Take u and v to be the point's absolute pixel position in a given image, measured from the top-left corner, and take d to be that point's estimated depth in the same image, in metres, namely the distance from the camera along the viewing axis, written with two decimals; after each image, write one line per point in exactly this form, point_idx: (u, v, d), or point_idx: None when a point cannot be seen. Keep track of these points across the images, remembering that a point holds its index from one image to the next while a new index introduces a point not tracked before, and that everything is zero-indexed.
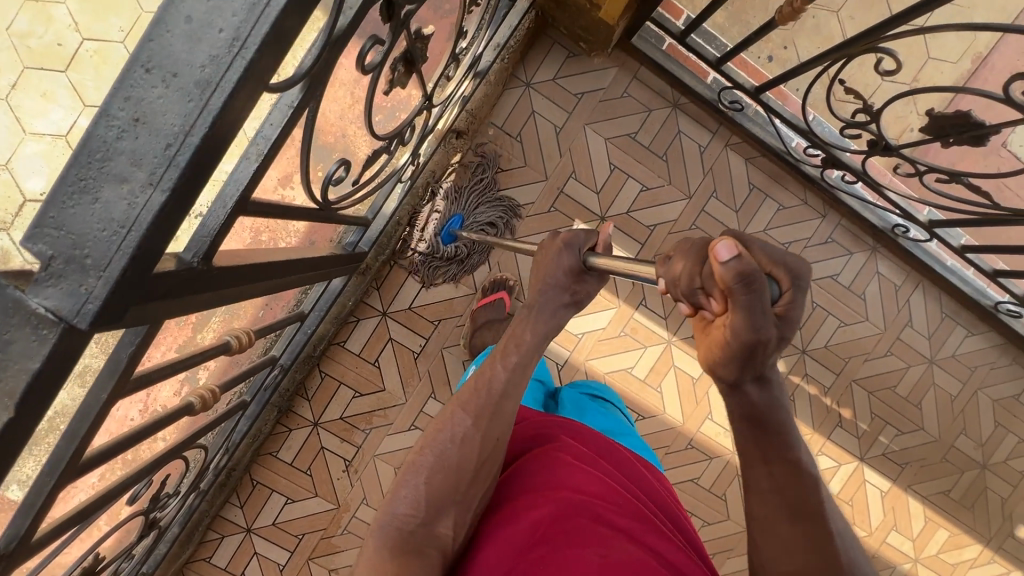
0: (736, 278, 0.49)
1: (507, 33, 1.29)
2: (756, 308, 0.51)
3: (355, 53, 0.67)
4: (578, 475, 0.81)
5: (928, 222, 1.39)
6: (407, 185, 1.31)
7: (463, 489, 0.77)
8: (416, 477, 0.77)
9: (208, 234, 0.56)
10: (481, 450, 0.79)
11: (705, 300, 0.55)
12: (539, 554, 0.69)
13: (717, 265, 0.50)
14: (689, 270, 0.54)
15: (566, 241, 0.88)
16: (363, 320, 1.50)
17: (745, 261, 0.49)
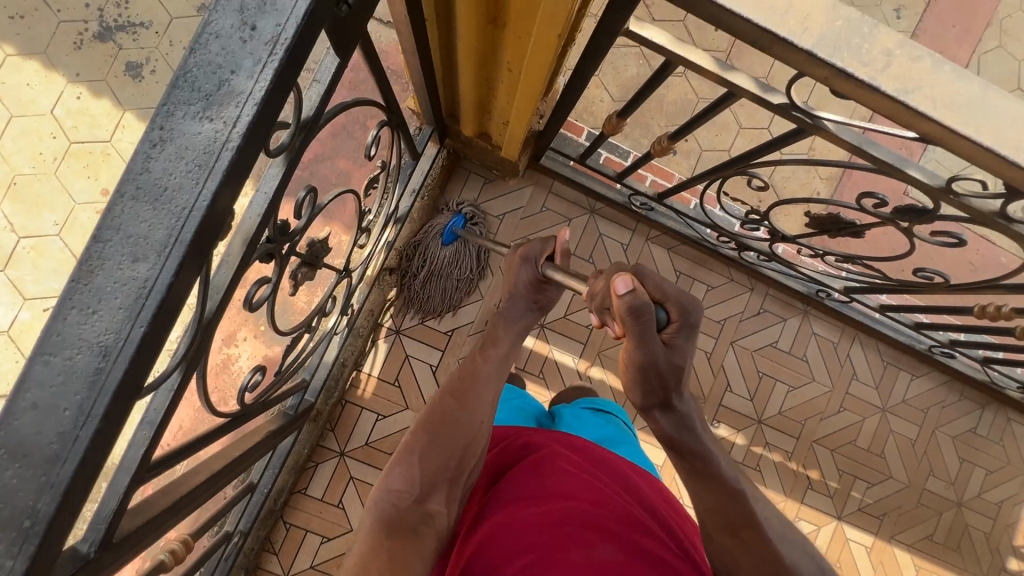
0: (629, 306, 0.72)
1: (421, 178, 1.38)
2: (645, 329, 0.74)
3: (241, 295, 0.72)
4: (568, 481, 0.81)
5: (844, 289, 1.46)
6: (346, 332, 1.36)
7: (452, 469, 0.82)
8: (409, 459, 0.81)
9: (104, 520, 0.58)
10: (468, 432, 0.86)
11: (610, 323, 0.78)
12: (525, 559, 0.69)
13: (618, 297, 0.72)
14: (602, 298, 0.78)
15: (523, 255, 1.02)
16: (321, 463, 1.50)
17: (637, 293, 0.71)
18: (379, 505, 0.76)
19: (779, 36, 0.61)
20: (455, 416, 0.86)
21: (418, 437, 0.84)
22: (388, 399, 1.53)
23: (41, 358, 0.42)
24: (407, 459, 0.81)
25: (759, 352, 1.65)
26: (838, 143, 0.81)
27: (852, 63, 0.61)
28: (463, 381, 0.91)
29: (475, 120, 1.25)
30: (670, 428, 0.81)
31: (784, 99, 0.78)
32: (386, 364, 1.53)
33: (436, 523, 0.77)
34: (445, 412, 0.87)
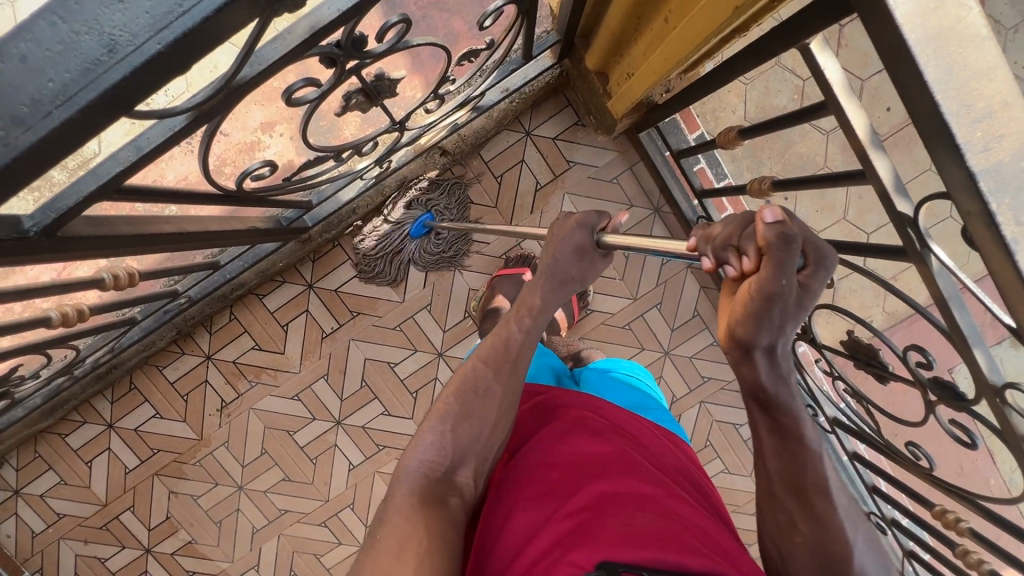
0: (779, 241, 0.48)
1: (520, 81, 1.30)
2: (786, 269, 0.49)
3: (286, 84, 0.68)
4: (583, 441, 0.71)
5: (832, 419, 1.40)
6: (372, 182, 1.32)
7: (485, 445, 0.70)
8: (445, 430, 0.69)
9: (55, 211, 0.57)
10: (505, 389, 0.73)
11: (730, 259, 0.53)
12: (557, 522, 0.59)
13: (760, 225, 0.49)
14: (733, 226, 0.53)
15: (579, 219, 0.79)
16: (288, 283, 1.52)
17: (792, 226, 0.48)
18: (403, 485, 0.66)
19: (954, 142, 0.53)
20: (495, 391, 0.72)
21: (446, 417, 0.70)
22: None
23: (47, 15, 0.37)
24: (439, 438, 0.68)
25: (720, 424, 1.62)
26: (929, 286, 0.73)
27: (1005, 215, 0.52)
28: (496, 345, 0.76)
29: (603, 55, 1.15)
30: (765, 378, 0.56)
31: (909, 210, 0.69)
32: None
33: (465, 492, 0.68)
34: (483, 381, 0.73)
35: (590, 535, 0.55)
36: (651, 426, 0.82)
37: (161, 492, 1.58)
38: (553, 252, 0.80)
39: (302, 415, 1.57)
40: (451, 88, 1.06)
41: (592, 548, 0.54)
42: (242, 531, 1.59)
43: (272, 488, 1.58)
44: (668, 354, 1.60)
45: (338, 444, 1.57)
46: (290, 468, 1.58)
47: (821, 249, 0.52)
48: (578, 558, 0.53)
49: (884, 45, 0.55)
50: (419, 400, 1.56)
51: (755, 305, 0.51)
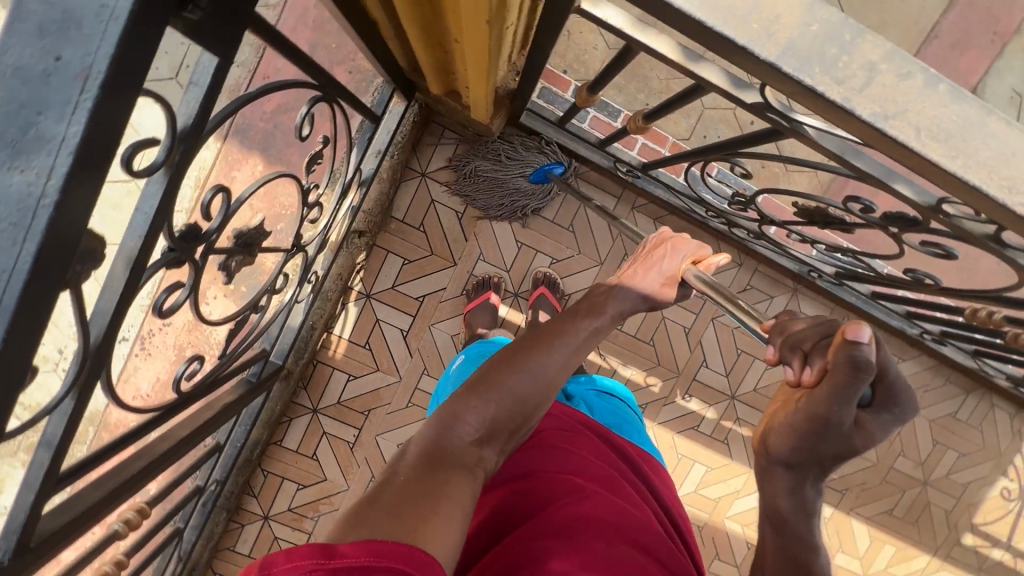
0: (847, 364, 0.49)
1: (387, 137, 1.30)
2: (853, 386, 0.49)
3: (151, 301, 0.68)
4: (581, 466, 0.74)
5: (834, 273, 1.40)
6: (311, 298, 1.34)
7: (521, 419, 0.70)
8: (512, 364, 0.72)
9: (13, 533, 0.60)
10: (564, 363, 0.75)
11: (795, 362, 0.56)
12: (545, 530, 0.61)
13: (842, 336, 0.50)
14: (814, 331, 0.56)
15: (675, 244, 0.88)
16: (295, 418, 1.56)
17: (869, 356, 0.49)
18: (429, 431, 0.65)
19: (737, 44, 0.51)
20: (568, 362, 0.76)
21: (535, 353, 0.73)
22: (358, 361, 1.54)
23: None
24: (489, 375, 0.70)
25: (739, 329, 1.61)
26: (819, 151, 0.71)
27: (823, 80, 0.51)
28: (553, 329, 0.77)
29: (439, 78, 1.14)
30: (786, 506, 0.57)
31: (758, 97, 0.67)
32: (357, 328, 1.53)
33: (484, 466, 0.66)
34: (570, 341, 0.77)
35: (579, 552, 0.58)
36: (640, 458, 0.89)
37: None
38: (650, 268, 0.88)
39: None
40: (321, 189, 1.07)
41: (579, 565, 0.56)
42: None
43: None
44: None
45: None
46: None
47: (894, 388, 0.53)
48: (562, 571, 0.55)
49: None
50: None
51: (799, 422, 0.53)
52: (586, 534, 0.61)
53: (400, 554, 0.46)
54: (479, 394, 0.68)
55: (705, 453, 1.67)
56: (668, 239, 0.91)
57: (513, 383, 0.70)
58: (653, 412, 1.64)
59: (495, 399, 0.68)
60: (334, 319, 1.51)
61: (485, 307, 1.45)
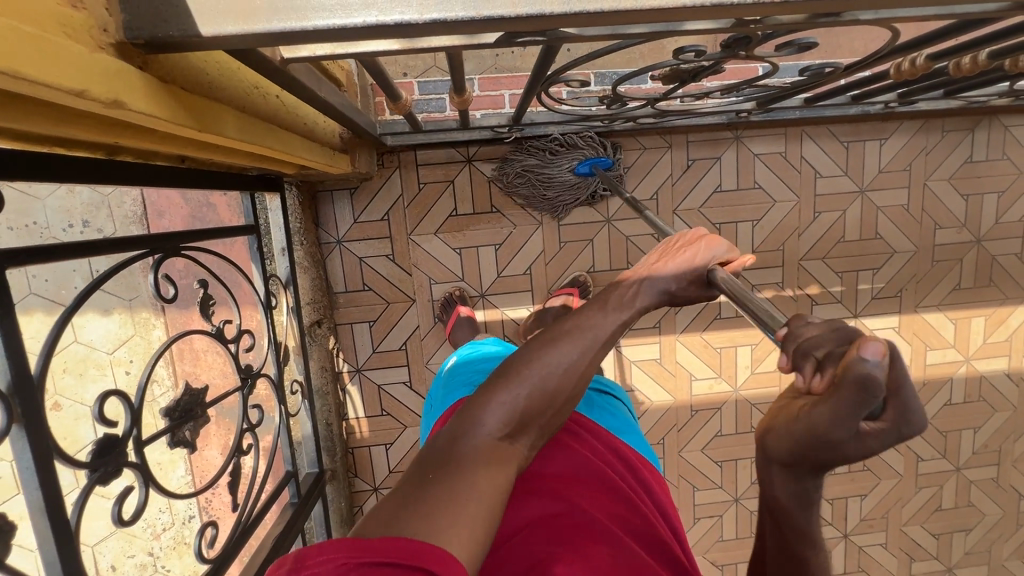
0: (851, 384, 0.38)
1: (282, 232, 1.31)
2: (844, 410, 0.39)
3: (111, 515, 0.73)
4: (588, 461, 0.75)
5: (756, 104, 1.28)
6: (306, 404, 1.38)
7: (550, 419, 0.66)
8: (540, 353, 0.67)
9: None
10: (593, 356, 0.68)
11: (803, 369, 0.43)
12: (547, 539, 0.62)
13: (851, 349, 0.38)
14: (833, 335, 0.42)
15: (708, 241, 0.76)
16: (365, 504, 1.63)
17: (879, 378, 0.37)
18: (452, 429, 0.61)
19: (391, 25, 0.49)
20: (596, 356, 0.69)
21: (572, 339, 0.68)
22: (386, 429, 1.59)
23: None
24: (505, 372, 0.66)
25: (705, 206, 1.53)
26: (593, 40, 0.65)
27: (488, 5, 0.50)
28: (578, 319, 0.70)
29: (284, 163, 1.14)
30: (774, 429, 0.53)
31: (496, 33, 0.63)
32: (367, 403, 1.57)
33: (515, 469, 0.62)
34: (598, 332, 0.69)
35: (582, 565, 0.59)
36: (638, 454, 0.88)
37: None
38: (681, 258, 0.76)
39: None
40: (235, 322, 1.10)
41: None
42: None
43: None
44: (613, 219, 1.52)
45: None
46: None
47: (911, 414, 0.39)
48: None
49: (271, 39, 0.50)
50: None
51: (800, 434, 0.44)
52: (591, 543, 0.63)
53: (426, 554, 0.46)
54: (510, 385, 0.64)
55: (742, 334, 1.61)
56: (699, 237, 0.79)
57: (543, 377, 0.65)
58: (670, 326, 1.59)
59: (527, 392, 0.64)
60: (345, 404, 1.57)
61: (460, 322, 1.44)
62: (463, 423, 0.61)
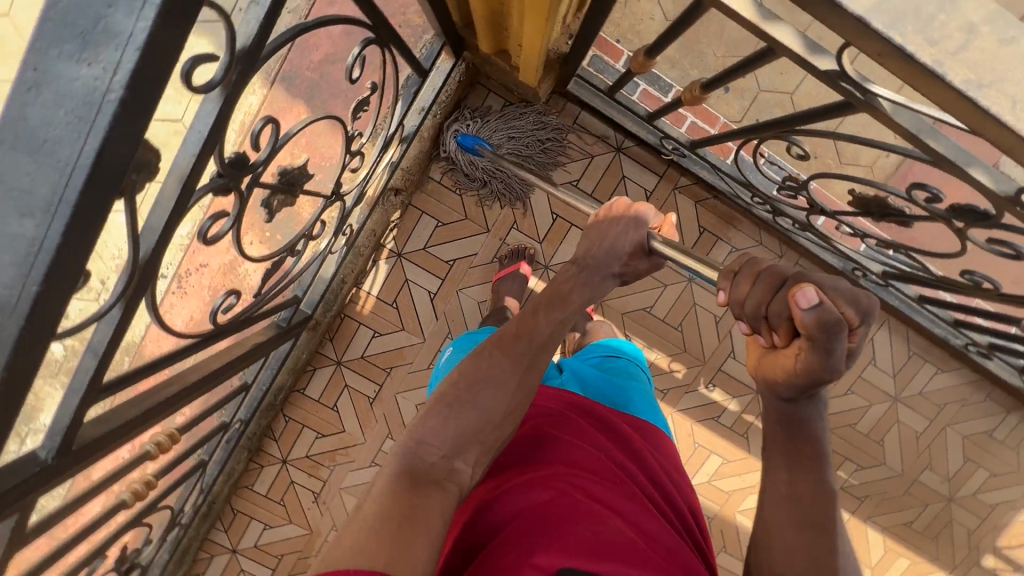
0: (819, 325, 0.52)
1: (431, 93, 1.28)
2: (824, 350, 0.54)
3: (196, 226, 0.70)
4: (573, 447, 0.76)
5: (883, 273, 1.33)
6: (343, 251, 1.35)
7: (490, 432, 0.72)
8: (483, 364, 0.75)
9: (59, 431, 0.64)
10: (524, 368, 0.78)
11: (762, 330, 0.59)
12: (526, 522, 0.63)
13: (798, 310, 0.53)
14: (766, 292, 0.57)
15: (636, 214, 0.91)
16: (319, 368, 1.59)
17: (830, 312, 0.52)
18: (402, 457, 0.66)
19: None
20: (529, 362, 0.79)
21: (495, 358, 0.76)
22: (385, 319, 1.56)
23: None
24: (460, 386, 0.74)
25: None
26: (891, 128, 0.67)
27: None
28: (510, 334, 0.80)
29: (491, 34, 1.15)
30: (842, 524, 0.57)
31: (833, 65, 0.64)
32: (386, 286, 1.54)
33: (462, 483, 0.68)
34: (535, 335, 0.80)
35: (562, 537, 0.60)
36: (639, 430, 0.89)
37: None
38: (603, 240, 0.93)
39: None
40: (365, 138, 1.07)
41: (561, 553, 0.59)
42: None
43: None
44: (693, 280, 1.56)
45: None
46: None
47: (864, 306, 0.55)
48: (542, 562, 0.57)
49: None
50: None
51: (802, 379, 0.58)
52: (566, 521, 0.62)
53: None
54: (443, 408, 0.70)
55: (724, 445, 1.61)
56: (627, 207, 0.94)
57: (475, 393, 0.72)
58: (672, 399, 1.61)
59: (457, 416, 0.70)
60: (366, 275, 1.53)
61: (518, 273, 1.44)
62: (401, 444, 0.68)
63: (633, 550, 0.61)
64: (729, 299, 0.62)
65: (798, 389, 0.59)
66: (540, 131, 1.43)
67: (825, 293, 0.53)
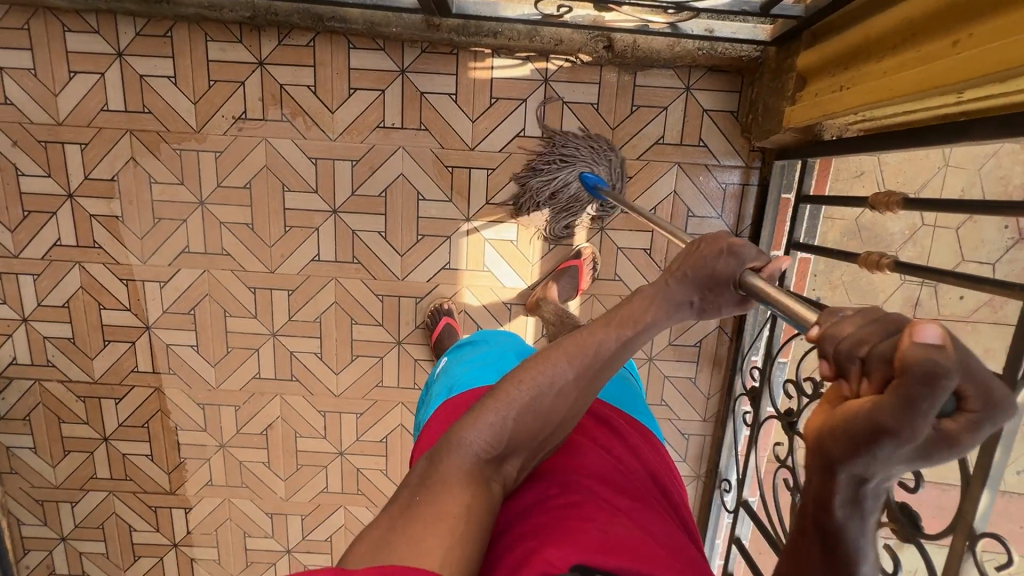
0: (923, 374, 0.36)
1: (727, 33, 1.23)
2: (911, 406, 0.37)
3: None
4: (581, 447, 0.83)
5: (744, 501, 1.43)
6: (539, 16, 1.23)
7: (536, 435, 0.74)
8: (539, 370, 0.72)
9: None
10: (581, 375, 0.73)
11: (851, 371, 0.41)
12: (543, 518, 0.70)
13: (904, 342, 0.38)
14: (868, 328, 0.41)
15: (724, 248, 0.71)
16: (384, 53, 1.37)
17: (951, 362, 0.36)
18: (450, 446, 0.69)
19: None
20: (590, 372, 0.74)
21: (556, 362, 0.73)
22: (473, 98, 1.39)
23: None
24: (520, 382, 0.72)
25: None
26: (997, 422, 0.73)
27: None
28: (584, 345, 0.73)
29: (824, 54, 1.08)
30: None
31: None
32: (507, 83, 1.38)
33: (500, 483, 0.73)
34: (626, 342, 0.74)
35: (572, 535, 0.66)
36: (637, 429, 0.98)
37: (124, 152, 1.44)
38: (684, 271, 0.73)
39: (306, 179, 1.45)
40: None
41: (569, 548, 0.64)
42: (173, 243, 1.50)
43: (230, 225, 1.48)
44: (650, 362, 1.57)
45: (319, 230, 1.48)
46: (259, 219, 1.48)
47: (994, 390, 0.37)
48: (554, 558, 0.63)
49: None
50: (427, 250, 1.49)
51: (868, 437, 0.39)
52: (579, 518, 0.69)
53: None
54: (498, 405, 0.71)
55: None
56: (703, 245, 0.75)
57: (526, 399, 0.72)
58: None
59: (514, 415, 0.71)
60: (507, 53, 1.37)
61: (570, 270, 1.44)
62: (449, 444, 0.70)
63: (641, 546, 0.67)
64: (822, 330, 0.44)
65: (853, 449, 0.40)
66: (598, 158, 1.39)
67: (960, 345, 0.37)
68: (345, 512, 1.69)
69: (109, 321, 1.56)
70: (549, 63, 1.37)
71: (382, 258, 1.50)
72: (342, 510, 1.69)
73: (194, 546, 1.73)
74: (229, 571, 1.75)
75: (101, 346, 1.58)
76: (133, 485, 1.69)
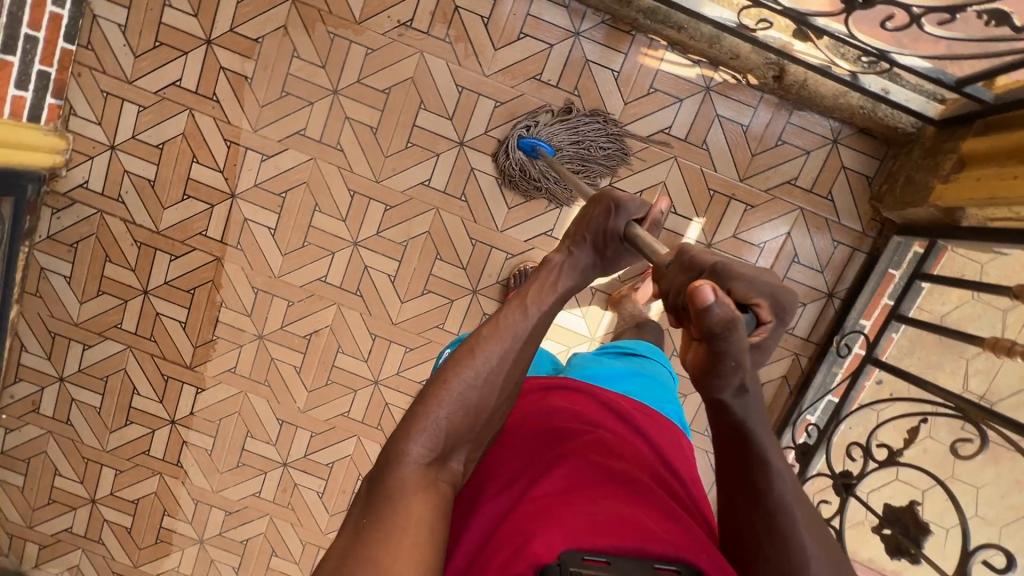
0: (721, 323, 0.49)
1: (901, 100, 1.26)
2: (721, 352, 0.51)
3: None
4: (548, 436, 0.74)
5: None
6: (734, 24, 1.24)
7: (476, 428, 0.67)
8: (461, 364, 0.66)
9: None
10: (510, 353, 0.69)
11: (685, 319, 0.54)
12: (521, 511, 0.61)
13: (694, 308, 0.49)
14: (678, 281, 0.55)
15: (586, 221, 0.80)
16: (565, 10, 1.39)
17: (732, 309, 0.48)
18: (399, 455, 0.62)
19: None
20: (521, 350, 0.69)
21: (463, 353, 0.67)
22: (633, 82, 1.41)
23: None
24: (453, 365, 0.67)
25: None
26: None
27: None
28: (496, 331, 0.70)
29: (997, 146, 1.15)
30: None
31: None
32: (671, 79, 1.40)
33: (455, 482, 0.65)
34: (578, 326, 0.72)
35: (552, 521, 0.57)
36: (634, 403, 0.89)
37: (280, 19, 1.43)
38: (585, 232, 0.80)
39: (446, 103, 1.44)
40: (932, 31, 1.05)
41: (552, 532, 0.55)
42: (292, 121, 1.47)
43: (355, 122, 1.46)
44: None
45: (438, 156, 1.47)
46: (385, 126, 1.46)
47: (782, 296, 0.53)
48: (537, 547, 0.54)
49: None
50: (536, 210, 1.49)
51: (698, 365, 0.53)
52: (558, 504, 0.60)
53: None
54: None
55: None
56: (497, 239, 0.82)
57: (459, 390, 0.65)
58: None
59: (447, 411, 0.64)
60: (680, 52, 1.39)
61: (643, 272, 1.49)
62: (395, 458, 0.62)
63: (632, 528, 0.58)
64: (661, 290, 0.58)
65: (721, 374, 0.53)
66: (605, 140, 1.41)
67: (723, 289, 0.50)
68: (356, 442, 1.63)
69: (197, 176, 1.51)
70: (716, 74, 1.40)
71: (489, 203, 1.48)
72: (354, 439, 1.63)
73: (190, 430, 1.65)
74: (217, 465, 1.67)
75: (177, 198, 1.53)
76: (154, 348, 1.61)
